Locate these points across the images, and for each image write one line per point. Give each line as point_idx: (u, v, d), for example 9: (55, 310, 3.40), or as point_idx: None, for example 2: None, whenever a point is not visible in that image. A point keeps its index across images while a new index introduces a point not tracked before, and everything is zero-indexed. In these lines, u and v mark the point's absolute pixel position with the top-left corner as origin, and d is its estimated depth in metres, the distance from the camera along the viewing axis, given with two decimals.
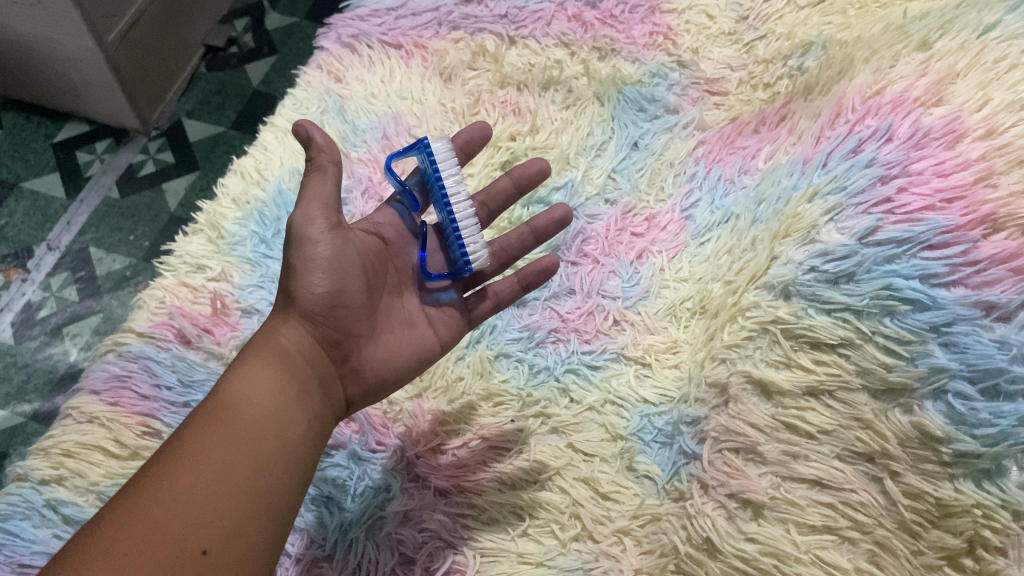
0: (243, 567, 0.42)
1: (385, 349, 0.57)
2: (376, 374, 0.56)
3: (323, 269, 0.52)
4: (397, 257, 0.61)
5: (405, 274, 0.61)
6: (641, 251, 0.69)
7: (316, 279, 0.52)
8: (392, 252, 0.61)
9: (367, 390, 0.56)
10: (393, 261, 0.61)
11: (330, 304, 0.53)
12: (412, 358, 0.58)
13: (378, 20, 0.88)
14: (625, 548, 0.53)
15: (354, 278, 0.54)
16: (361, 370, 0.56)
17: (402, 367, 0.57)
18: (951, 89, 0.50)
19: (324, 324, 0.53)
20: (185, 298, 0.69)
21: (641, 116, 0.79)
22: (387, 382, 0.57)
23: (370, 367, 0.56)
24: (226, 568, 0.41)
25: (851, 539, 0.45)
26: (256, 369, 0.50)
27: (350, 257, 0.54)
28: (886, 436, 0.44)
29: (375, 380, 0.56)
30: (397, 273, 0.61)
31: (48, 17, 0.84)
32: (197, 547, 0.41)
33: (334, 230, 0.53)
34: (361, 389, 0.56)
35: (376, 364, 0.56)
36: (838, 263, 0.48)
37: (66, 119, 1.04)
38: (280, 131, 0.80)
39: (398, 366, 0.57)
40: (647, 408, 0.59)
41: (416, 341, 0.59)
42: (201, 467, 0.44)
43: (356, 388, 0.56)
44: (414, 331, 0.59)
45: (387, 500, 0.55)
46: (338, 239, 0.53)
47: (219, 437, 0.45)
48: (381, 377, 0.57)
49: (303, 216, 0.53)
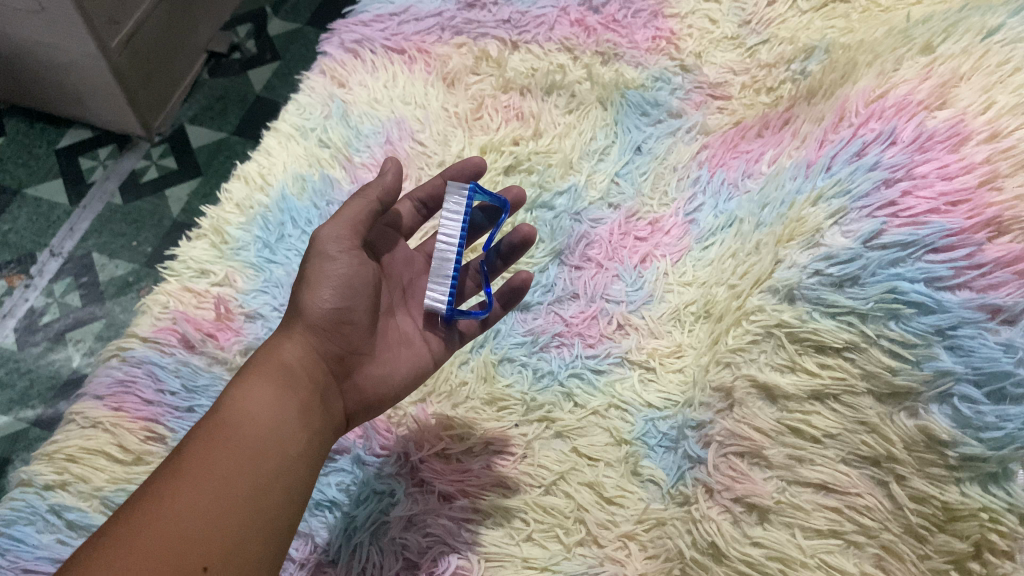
0: None
1: (385, 364, 0.57)
2: (376, 391, 0.57)
3: (333, 286, 0.54)
4: (390, 276, 0.62)
5: (395, 296, 0.62)
6: (645, 255, 0.69)
7: (323, 295, 0.54)
8: (388, 270, 0.62)
9: (367, 407, 0.56)
10: (387, 281, 0.62)
11: (336, 319, 0.54)
12: (409, 376, 0.58)
13: (381, 25, 0.89)
14: (631, 553, 0.53)
15: (362, 297, 0.56)
16: (360, 386, 0.56)
17: (400, 384, 0.58)
18: (956, 92, 0.50)
19: (328, 339, 0.54)
20: (189, 303, 0.68)
21: (644, 120, 0.79)
22: (386, 399, 0.57)
23: (369, 385, 0.56)
24: None
25: (857, 543, 0.45)
26: (259, 385, 0.50)
27: (362, 277, 0.56)
28: (892, 439, 0.44)
29: (374, 398, 0.57)
30: (391, 292, 0.62)
31: (52, 24, 0.85)
32: (198, 563, 0.41)
33: (352, 249, 0.56)
34: (360, 406, 0.56)
35: (377, 379, 0.57)
36: (843, 267, 0.48)
37: (70, 125, 1.05)
38: (284, 136, 0.80)
39: (399, 381, 0.58)
40: (652, 412, 0.59)
41: (412, 358, 0.59)
42: (204, 484, 0.44)
43: (357, 403, 0.56)
44: (410, 349, 0.60)
45: (391, 505, 0.55)
46: (354, 259, 0.56)
47: (223, 453, 0.45)
48: (381, 394, 0.57)
49: (328, 232, 0.56)
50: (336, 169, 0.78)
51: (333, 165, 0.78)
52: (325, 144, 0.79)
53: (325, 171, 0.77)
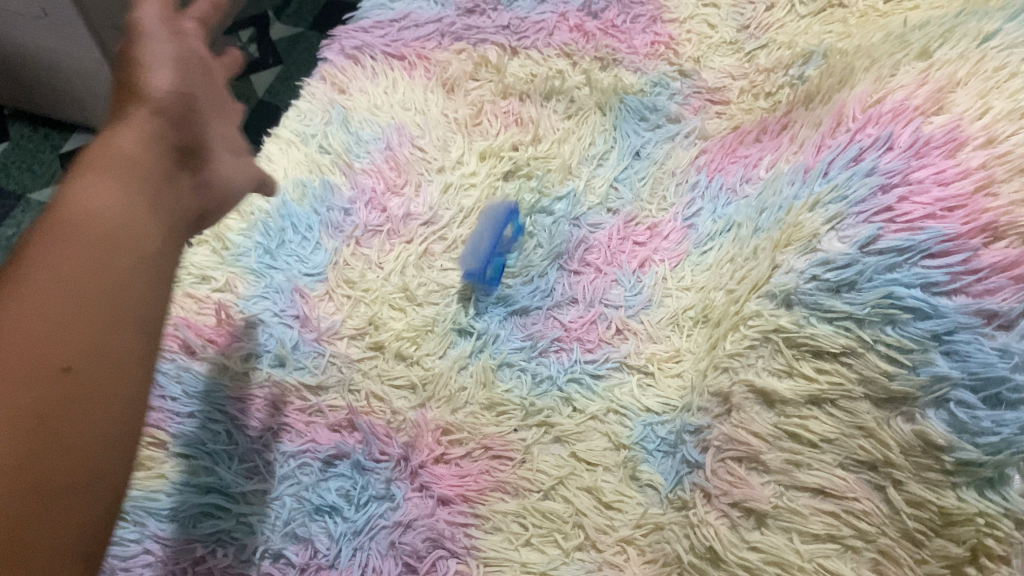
0: (114, 417, 0.39)
1: (222, 166, 0.55)
2: (219, 184, 0.55)
3: (167, 67, 0.52)
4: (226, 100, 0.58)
5: (221, 93, 0.58)
6: (644, 259, 0.69)
7: (157, 76, 0.51)
8: (228, 103, 0.58)
9: (209, 204, 0.54)
10: (230, 116, 0.58)
11: (177, 101, 0.51)
12: (243, 173, 0.57)
13: (381, 31, 0.89)
14: (629, 557, 0.53)
15: (200, 89, 0.54)
16: (205, 181, 0.54)
17: (235, 186, 0.56)
18: (952, 97, 0.51)
19: (172, 129, 0.51)
20: (190, 308, 0.68)
21: (643, 125, 0.79)
22: (225, 195, 0.55)
23: (209, 181, 0.54)
24: (93, 385, 0.38)
25: (854, 548, 0.45)
26: (98, 172, 0.46)
27: (189, 73, 0.53)
28: (889, 444, 0.44)
29: (217, 195, 0.55)
30: (225, 99, 0.58)
31: (55, 28, 0.85)
32: (57, 361, 0.38)
33: (173, 63, 0.52)
34: (205, 200, 0.53)
35: (224, 177, 0.55)
36: (840, 272, 0.48)
37: (74, 130, 1.06)
38: (284, 142, 0.80)
39: (238, 186, 0.57)
40: (651, 417, 0.59)
41: (233, 166, 0.56)
42: (52, 270, 0.40)
43: (202, 200, 0.53)
44: (236, 157, 0.57)
45: (390, 510, 0.56)
46: (177, 65, 0.52)
47: (71, 238, 0.42)
48: (226, 195, 0.56)
49: (146, 20, 0.53)
50: (336, 175, 0.78)
51: (333, 170, 0.78)
52: (326, 149, 0.79)
53: (326, 176, 0.77)
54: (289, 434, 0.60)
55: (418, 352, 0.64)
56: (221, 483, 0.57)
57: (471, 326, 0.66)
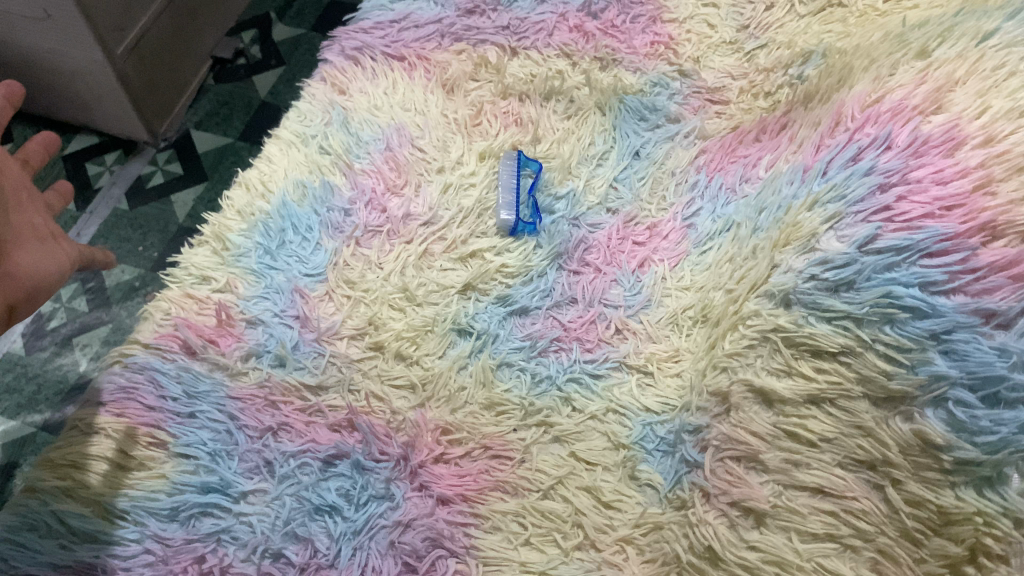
0: None
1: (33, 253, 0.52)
2: (32, 274, 0.51)
3: None
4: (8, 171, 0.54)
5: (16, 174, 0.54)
6: (643, 259, 0.69)
7: None
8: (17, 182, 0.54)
9: (25, 295, 0.50)
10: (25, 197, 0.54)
11: None
12: (59, 259, 0.54)
13: (381, 32, 0.89)
14: (628, 556, 0.54)
15: None
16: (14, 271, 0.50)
17: (50, 272, 0.53)
18: (950, 97, 0.51)
19: None
20: (190, 309, 0.68)
21: (643, 125, 0.79)
22: (42, 286, 0.52)
23: (24, 272, 0.50)
24: None
25: (853, 547, 0.45)
26: None
27: None
28: (888, 443, 0.44)
29: (33, 284, 0.51)
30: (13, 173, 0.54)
31: (58, 31, 0.86)
32: None
33: None
34: (17, 292, 0.50)
35: (30, 266, 0.51)
36: (839, 271, 0.48)
37: (76, 131, 1.06)
38: (285, 143, 0.81)
39: (49, 274, 0.53)
40: (650, 417, 0.59)
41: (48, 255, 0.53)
42: None
43: (14, 293, 0.49)
44: (43, 242, 0.54)
45: (390, 510, 0.56)
46: None
47: None
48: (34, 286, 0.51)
49: None
50: (336, 175, 0.78)
51: (333, 171, 0.78)
52: (326, 150, 0.79)
53: (326, 177, 0.77)
54: (289, 433, 0.61)
55: (418, 352, 0.65)
56: (221, 483, 0.58)
57: (471, 326, 0.66)
